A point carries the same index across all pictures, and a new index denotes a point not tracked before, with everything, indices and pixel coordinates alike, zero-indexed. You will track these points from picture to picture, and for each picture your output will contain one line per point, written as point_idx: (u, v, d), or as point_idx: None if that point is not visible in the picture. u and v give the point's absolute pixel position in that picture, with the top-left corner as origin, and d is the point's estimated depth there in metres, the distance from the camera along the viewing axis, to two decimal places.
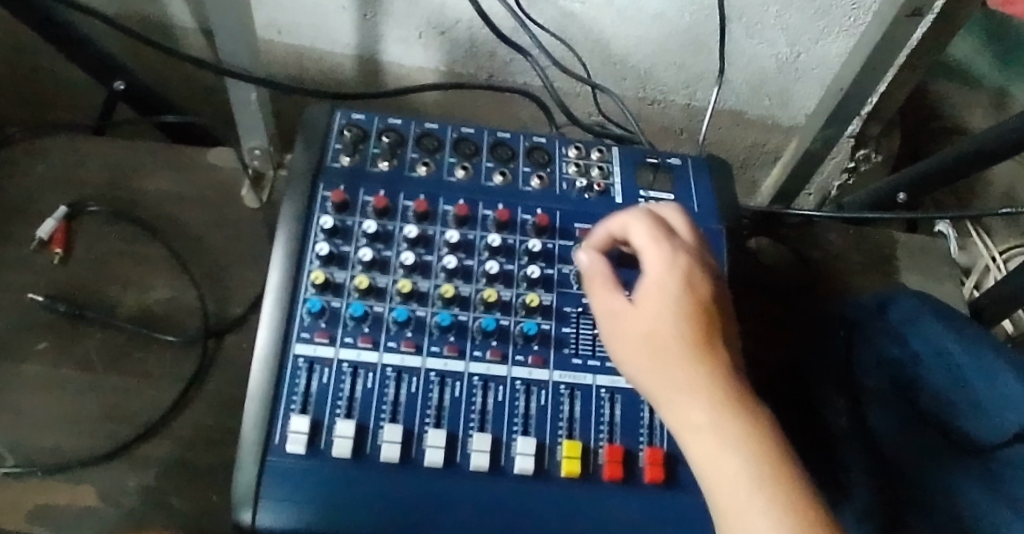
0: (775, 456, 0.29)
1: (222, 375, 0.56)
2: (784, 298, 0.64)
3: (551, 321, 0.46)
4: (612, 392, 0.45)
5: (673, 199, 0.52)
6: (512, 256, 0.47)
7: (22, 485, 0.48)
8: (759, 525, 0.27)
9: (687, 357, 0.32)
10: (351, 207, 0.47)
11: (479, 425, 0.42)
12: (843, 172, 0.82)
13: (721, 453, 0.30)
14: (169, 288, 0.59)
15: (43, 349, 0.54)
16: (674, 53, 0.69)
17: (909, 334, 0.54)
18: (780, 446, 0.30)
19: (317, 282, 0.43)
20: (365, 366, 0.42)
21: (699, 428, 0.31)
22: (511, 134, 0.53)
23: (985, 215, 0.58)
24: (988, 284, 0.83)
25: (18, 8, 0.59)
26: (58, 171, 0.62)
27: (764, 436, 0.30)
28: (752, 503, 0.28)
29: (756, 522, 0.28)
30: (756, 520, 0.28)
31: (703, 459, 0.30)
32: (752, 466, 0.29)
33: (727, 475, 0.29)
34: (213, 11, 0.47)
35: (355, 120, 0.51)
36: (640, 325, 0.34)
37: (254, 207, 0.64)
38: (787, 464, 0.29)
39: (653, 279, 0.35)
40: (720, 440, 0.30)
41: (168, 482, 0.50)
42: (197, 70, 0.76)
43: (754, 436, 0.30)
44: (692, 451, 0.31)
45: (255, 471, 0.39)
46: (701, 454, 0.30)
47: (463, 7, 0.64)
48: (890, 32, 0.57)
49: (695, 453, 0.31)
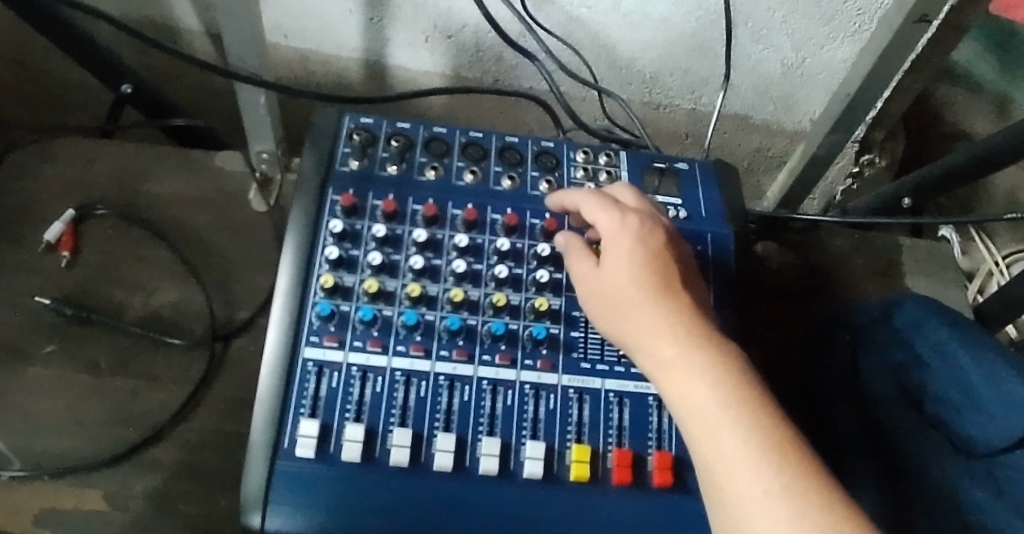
0: (736, 382, 0.35)
1: (229, 379, 0.56)
2: (790, 302, 0.64)
3: (559, 326, 0.46)
4: (621, 396, 0.45)
5: (680, 204, 0.53)
6: (520, 261, 0.47)
7: (29, 489, 0.48)
8: (726, 439, 0.33)
9: (653, 306, 0.38)
10: (360, 211, 0.47)
11: (488, 429, 0.42)
12: (848, 177, 0.83)
13: (689, 385, 0.35)
14: (176, 292, 0.59)
15: (51, 352, 0.54)
16: (680, 58, 0.69)
17: (914, 338, 0.54)
18: (740, 372, 0.35)
19: (326, 286, 0.43)
20: (374, 370, 0.42)
21: (666, 360, 0.36)
22: (519, 138, 0.53)
23: (990, 220, 0.57)
24: (992, 289, 0.83)
25: (25, 11, 0.59)
26: (65, 174, 0.62)
27: (725, 366, 0.35)
28: (719, 423, 0.33)
29: (724, 437, 0.33)
30: (724, 436, 0.33)
31: (675, 392, 0.36)
32: (718, 392, 0.34)
33: (697, 403, 0.34)
34: (223, 15, 0.47)
35: (364, 124, 0.51)
36: (611, 284, 0.40)
37: (261, 211, 0.65)
38: (747, 386, 0.35)
39: (616, 243, 0.41)
40: (688, 375, 0.35)
41: (176, 486, 0.50)
42: (202, 74, 0.76)
43: (716, 367, 0.35)
44: (666, 387, 0.36)
45: (264, 475, 0.39)
46: (673, 388, 0.36)
47: (470, 12, 0.64)
48: (897, 38, 0.57)
49: (668, 388, 0.36)
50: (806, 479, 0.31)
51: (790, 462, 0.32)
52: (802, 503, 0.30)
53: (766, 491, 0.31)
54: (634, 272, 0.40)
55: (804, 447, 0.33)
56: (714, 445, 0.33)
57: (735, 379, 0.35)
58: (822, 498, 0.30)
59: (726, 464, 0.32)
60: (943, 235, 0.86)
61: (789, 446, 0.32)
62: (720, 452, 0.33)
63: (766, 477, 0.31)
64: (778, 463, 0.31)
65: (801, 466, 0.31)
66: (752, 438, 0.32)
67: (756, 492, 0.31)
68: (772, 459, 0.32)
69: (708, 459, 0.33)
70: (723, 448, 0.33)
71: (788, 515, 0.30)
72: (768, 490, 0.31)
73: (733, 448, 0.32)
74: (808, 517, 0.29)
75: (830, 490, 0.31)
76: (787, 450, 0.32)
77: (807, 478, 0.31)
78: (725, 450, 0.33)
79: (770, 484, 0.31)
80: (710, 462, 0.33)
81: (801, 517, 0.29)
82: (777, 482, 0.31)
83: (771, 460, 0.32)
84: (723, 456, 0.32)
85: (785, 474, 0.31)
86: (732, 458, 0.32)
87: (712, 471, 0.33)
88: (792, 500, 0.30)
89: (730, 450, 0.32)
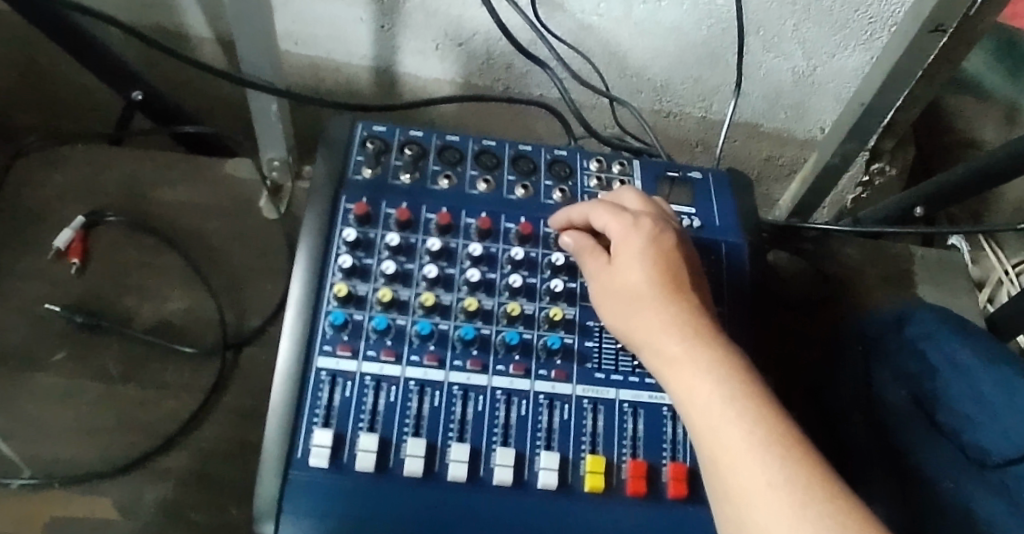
0: (742, 378, 0.35)
1: (240, 386, 0.56)
2: (802, 312, 0.64)
3: (574, 335, 0.46)
4: (635, 407, 0.44)
5: (694, 213, 0.52)
6: (534, 270, 0.47)
7: (38, 497, 0.48)
8: (730, 432, 0.33)
9: (661, 303, 0.38)
10: (374, 220, 0.46)
11: (502, 440, 0.42)
12: (857, 186, 0.83)
13: (694, 380, 0.35)
14: (186, 299, 0.59)
15: (61, 359, 0.53)
16: (691, 67, 0.69)
17: (927, 347, 0.53)
18: (746, 369, 0.36)
19: (340, 295, 0.43)
20: (388, 379, 0.42)
21: (675, 358, 0.37)
22: (533, 147, 0.53)
23: (1003, 229, 0.57)
24: (1002, 299, 0.83)
25: (37, 17, 0.59)
26: (76, 181, 0.62)
27: (730, 363, 0.36)
28: (724, 416, 0.34)
29: (729, 430, 0.33)
30: (729, 428, 0.33)
31: (680, 387, 0.36)
32: (723, 386, 0.35)
33: (702, 397, 0.35)
34: (236, 22, 0.47)
35: (377, 132, 0.51)
36: (620, 282, 0.41)
37: (272, 218, 0.65)
38: (753, 384, 0.35)
39: (627, 241, 0.41)
40: (694, 369, 0.36)
41: (187, 495, 0.50)
42: (211, 81, 0.76)
43: (722, 363, 0.36)
44: (671, 382, 0.37)
45: (277, 484, 0.38)
46: (677, 383, 0.36)
47: (481, 20, 0.64)
48: (911, 47, 0.57)
49: (673, 383, 0.36)
50: (809, 471, 0.31)
51: (794, 454, 0.32)
52: (805, 493, 0.30)
53: (769, 481, 0.31)
54: (644, 274, 0.40)
55: (809, 442, 0.33)
56: (718, 438, 0.33)
57: (741, 376, 0.35)
58: (825, 489, 0.30)
59: (730, 455, 0.32)
60: (953, 244, 0.85)
61: (793, 439, 0.32)
62: (725, 445, 0.33)
63: (769, 467, 0.31)
64: (782, 454, 0.32)
65: (804, 459, 0.32)
66: (756, 431, 0.33)
67: (759, 482, 0.31)
68: (776, 451, 0.32)
69: (712, 451, 0.33)
70: (726, 440, 0.33)
71: (791, 504, 0.30)
72: (771, 481, 0.31)
73: (737, 440, 0.33)
74: (811, 507, 0.29)
75: (834, 483, 0.31)
76: (790, 443, 0.32)
77: (811, 469, 0.31)
78: (729, 442, 0.33)
79: (773, 475, 0.31)
80: (715, 454, 0.33)
81: (805, 506, 0.29)
82: (780, 473, 0.31)
83: (775, 451, 0.32)
84: (727, 448, 0.33)
85: (789, 465, 0.31)
86: (736, 449, 0.32)
87: (716, 462, 0.33)
88: (795, 490, 0.30)
89: (735, 441, 0.33)
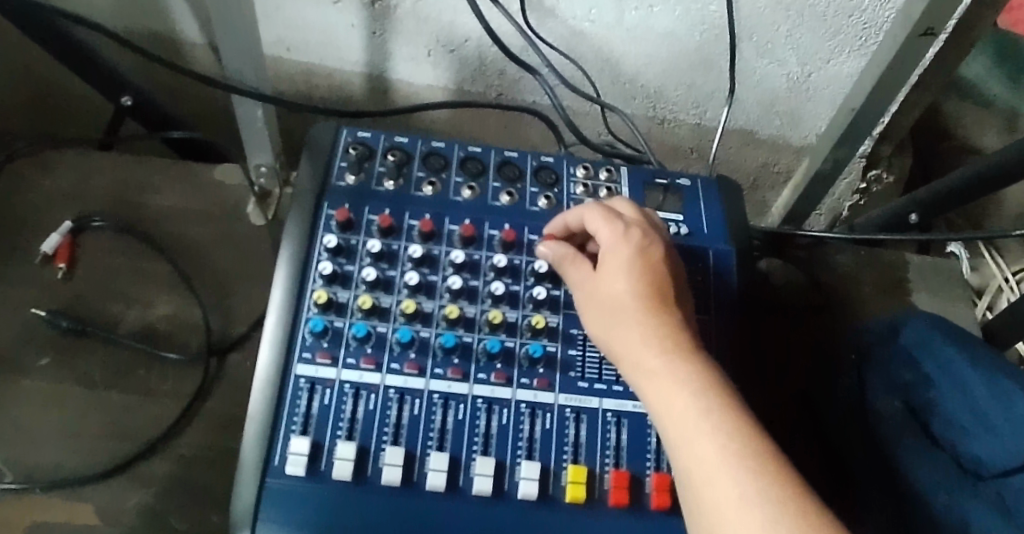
0: (720, 392, 0.35)
1: (223, 393, 0.56)
2: (791, 319, 0.64)
3: (557, 344, 0.45)
4: (619, 416, 0.44)
5: (682, 220, 0.52)
6: (518, 277, 0.47)
7: (19, 501, 0.48)
8: (705, 445, 0.32)
9: (643, 315, 0.38)
10: (356, 226, 0.46)
11: (482, 449, 0.41)
12: (855, 193, 0.82)
13: (673, 393, 0.35)
14: (172, 305, 0.59)
15: (45, 364, 0.54)
16: (684, 73, 0.69)
17: (920, 356, 0.52)
18: (724, 384, 0.35)
19: (319, 301, 0.43)
20: (367, 387, 0.41)
21: (656, 371, 0.36)
22: (519, 153, 0.53)
23: (998, 235, 0.55)
24: (1001, 306, 0.82)
25: (23, 24, 0.59)
26: (67, 186, 0.63)
27: (709, 377, 0.35)
28: (699, 430, 0.33)
29: (703, 443, 0.32)
30: (704, 441, 0.32)
31: (658, 401, 0.35)
32: (700, 399, 0.34)
33: (679, 410, 0.34)
34: (221, 31, 0.47)
35: (361, 138, 0.51)
36: (605, 292, 0.40)
37: (259, 225, 0.65)
38: (730, 397, 0.35)
39: (613, 252, 0.41)
40: (672, 382, 0.35)
41: (167, 501, 0.50)
42: (203, 87, 0.76)
43: (700, 377, 0.35)
44: (649, 395, 0.36)
45: (253, 492, 0.38)
46: (657, 395, 0.35)
47: (472, 26, 0.64)
48: (902, 52, 0.57)
49: (651, 396, 0.36)
50: (783, 486, 0.30)
51: (769, 470, 0.31)
52: (777, 507, 0.29)
53: (742, 494, 0.30)
54: (630, 284, 0.39)
55: (784, 456, 0.32)
56: (692, 450, 0.33)
57: (718, 391, 0.35)
58: (797, 504, 0.29)
59: (704, 469, 0.32)
60: (951, 251, 0.84)
61: (767, 454, 0.32)
62: (698, 458, 0.32)
63: (742, 482, 0.31)
64: (755, 468, 0.31)
65: (778, 474, 0.31)
66: (730, 444, 0.32)
67: (732, 497, 0.30)
68: (750, 465, 0.31)
69: (687, 464, 0.33)
70: (701, 453, 0.32)
71: (761, 520, 0.29)
72: (743, 494, 0.30)
73: (712, 454, 0.32)
74: (782, 523, 0.29)
75: (809, 500, 0.30)
76: (764, 457, 0.32)
77: (784, 484, 0.30)
78: (705, 455, 0.32)
79: (746, 488, 0.30)
80: (689, 467, 0.32)
81: (775, 522, 0.29)
82: (753, 487, 0.30)
83: (749, 466, 0.31)
84: (701, 462, 0.32)
85: (762, 480, 0.30)
86: (709, 462, 0.32)
87: (691, 476, 0.32)
88: (767, 504, 0.29)
89: (709, 455, 0.32)
